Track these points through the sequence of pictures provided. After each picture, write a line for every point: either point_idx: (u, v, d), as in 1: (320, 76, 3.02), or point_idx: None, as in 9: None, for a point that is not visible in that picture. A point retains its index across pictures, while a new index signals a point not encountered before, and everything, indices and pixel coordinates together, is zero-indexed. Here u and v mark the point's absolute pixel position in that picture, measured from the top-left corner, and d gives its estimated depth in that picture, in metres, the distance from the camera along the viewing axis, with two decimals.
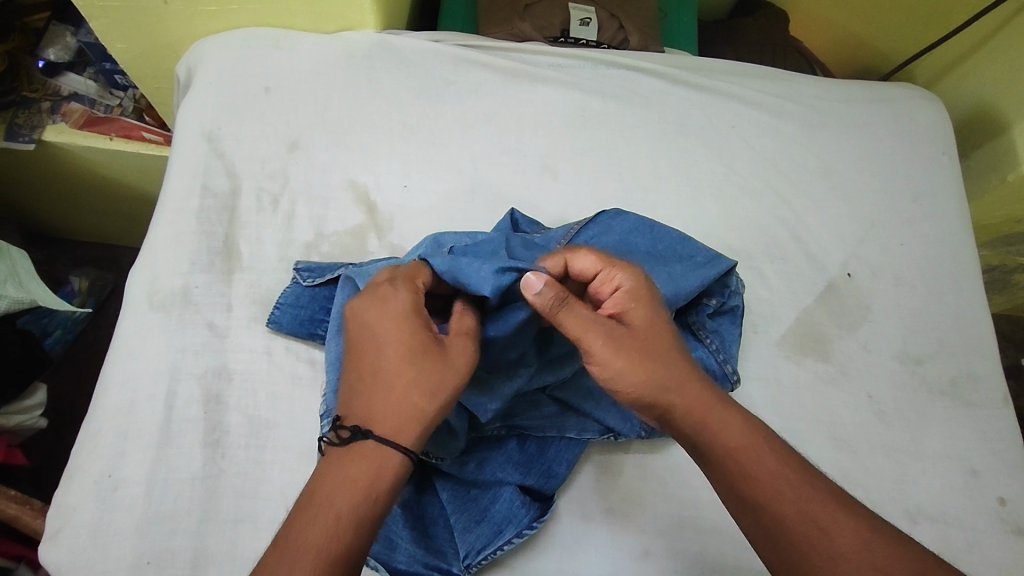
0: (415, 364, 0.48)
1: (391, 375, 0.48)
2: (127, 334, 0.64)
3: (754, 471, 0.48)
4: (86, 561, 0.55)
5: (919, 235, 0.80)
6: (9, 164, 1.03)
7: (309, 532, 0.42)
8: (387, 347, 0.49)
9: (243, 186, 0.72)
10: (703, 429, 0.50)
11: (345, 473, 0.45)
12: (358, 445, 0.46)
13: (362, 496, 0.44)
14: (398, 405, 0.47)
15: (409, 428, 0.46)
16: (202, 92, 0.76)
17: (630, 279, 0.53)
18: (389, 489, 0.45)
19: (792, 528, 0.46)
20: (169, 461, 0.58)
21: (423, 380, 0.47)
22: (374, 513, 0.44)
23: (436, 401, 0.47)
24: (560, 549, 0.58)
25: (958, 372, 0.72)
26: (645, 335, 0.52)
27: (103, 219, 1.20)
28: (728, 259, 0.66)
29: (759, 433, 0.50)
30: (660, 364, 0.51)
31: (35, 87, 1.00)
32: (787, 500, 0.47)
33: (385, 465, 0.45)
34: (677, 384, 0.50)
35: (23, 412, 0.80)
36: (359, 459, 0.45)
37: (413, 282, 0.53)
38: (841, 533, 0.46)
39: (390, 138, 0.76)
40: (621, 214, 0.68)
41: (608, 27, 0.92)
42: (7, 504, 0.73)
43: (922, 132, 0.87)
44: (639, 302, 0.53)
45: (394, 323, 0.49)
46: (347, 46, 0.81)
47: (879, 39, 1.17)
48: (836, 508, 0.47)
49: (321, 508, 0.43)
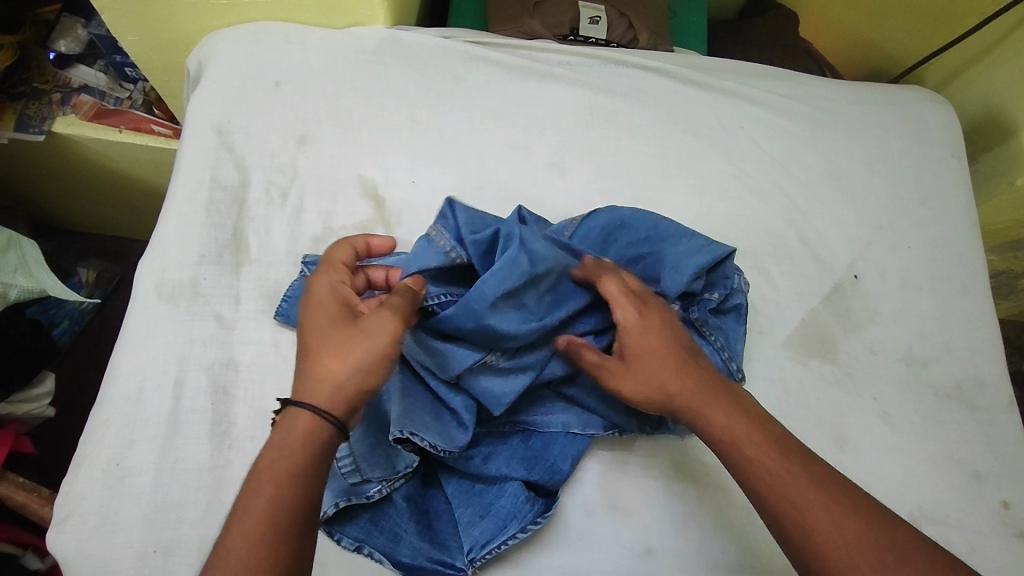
0: (331, 334, 0.50)
1: (307, 351, 0.50)
2: (135, 324, 0.64)
3: (739, 457, 0.50)
4: (92, 548, 0.55)
5: (926, 238, 0.80)
6: (19, 156, 1.04)
7: (249, 505, 0.43)
8: (307, 330, 0.52)
9: (252, 179, 0.72)
10: (702, 426, 0.52)
11: (277, 446, 0.46)
12: (288, 414, 0.47)
13: (293, 463, 0.45)
14: (320, 373, 0.48)
15: (331, 390, 0.48)
16: (212, 84, 0.77)
17: (625, 313, 0.57)
18: (321, 452, 0.46)
19: (786, 521, 0.47)
20: (177, 451, 0.59)
21: (339, 345, 0.49)
22: (310, 479, 0.45)
23: (351, 363, 0.49)
24: (563, 544, 0.59)
25: (964, 376, 0.72)
26: (651, 355, 0.55)
27: (111, 212, 1.21)
28: (722, 250, 0.66)
29: (764, 431, 0.51)
30: (666, 376, 0.54)
31: (46, 79, 1.01)
32: (785, 493, 0.47)
33: (315, 430, 0.46)
34: (680, 399, 0.53)
35: (33, 400, 0.81)
36: (291, 427, 0.46)
37: (340, 266, 0.59)
38: (813, 510, 0.46)
39: (398, 133, 0.77)
40: (620, 211, 0.68)
41: (618, 26, 0.92)
42: (15, 491, 0.73)
43: (931, 134, 0.87)
44: (648, 324, 0.56)
45: (311, 309, 0.53)
46: (357, 40, 0.81)
47: (889, 40, 1.16)
48: (809, 487, 0.47)
49: (258, 483, 0.44)
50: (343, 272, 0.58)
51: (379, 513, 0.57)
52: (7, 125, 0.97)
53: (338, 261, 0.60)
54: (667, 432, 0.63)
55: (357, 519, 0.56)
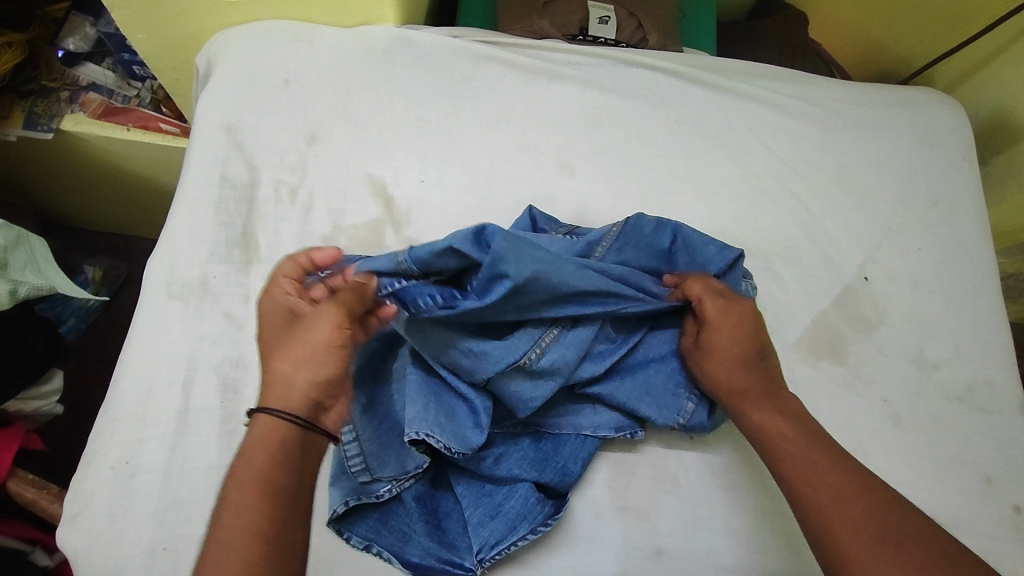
0: (280, 343, 0.52)
1: (267, 364, 0.51)
2: (145, 321, 0.64)
3: (772, 444, 0.55)
4: (102, 546, 0.55)
5: (937, 240, 0.79)
6: (28, 154, 1.04)
7: (223, 535, 0.43)
8: (267, 346, 0.53)
9: (262, 177, 0.72)
10: (739, 415, 0.58)
11: (234, 472, 0.45)
12: (251, 427, 0.48)
13: (255, 480, 0.45)
14: (273, 378, 0.49)
15: (285, 391, 0.49)
16: (222, 82, 0.77)
17: (712, 309, 0.61)
18: (284, 454, 0.46)
19: (797, 491, 0.51)
20: (186, 449, 0.59)
21: (287, 349, 0.50)
22: (275, 486, 0.45)
23: (299, 363, 0.50)
24: (572, 546, 0.58)
25: (975, 379, 0.72)
26: (721, 351, 0.60)
27: (119, 210, 1.21)
28: (728, 259, 0.67)
29: (797, 424, 0.55)
30: (727, 371, 0.59)
31: (55, 77, 1.01)
32: (801, 470, 0.52)
33: (272, 438, 0.47)
34: (738, 390, 0.58)
35: (42, 397, 0.80)
36: (252, 439, 0.47)
37: (284, 281, 0.57)
38: (825, 487, 0.50)
39: (408, 133, 0.77)
40: (643, 217, 0.67)
41: (627, 26, 0.92)
42: (25, 488, 0.73)
43: (941, 137, 0.86)
44: (724, 322, 0.60)
45: (271, 326, 0.54)
46: (366, 40, 0.81)
47: (898, 42, 1.16)
48: (828, 472, 0.51)
49: (224, 512, 0.44)
50: (296, 279, 0.57)
51: (387, 513, 0.56)
52: (16, 123, 0.98)
53: (281, 277, 0.57)
54: (693, 428, 0.63)
55: (366, 518, 0.56)
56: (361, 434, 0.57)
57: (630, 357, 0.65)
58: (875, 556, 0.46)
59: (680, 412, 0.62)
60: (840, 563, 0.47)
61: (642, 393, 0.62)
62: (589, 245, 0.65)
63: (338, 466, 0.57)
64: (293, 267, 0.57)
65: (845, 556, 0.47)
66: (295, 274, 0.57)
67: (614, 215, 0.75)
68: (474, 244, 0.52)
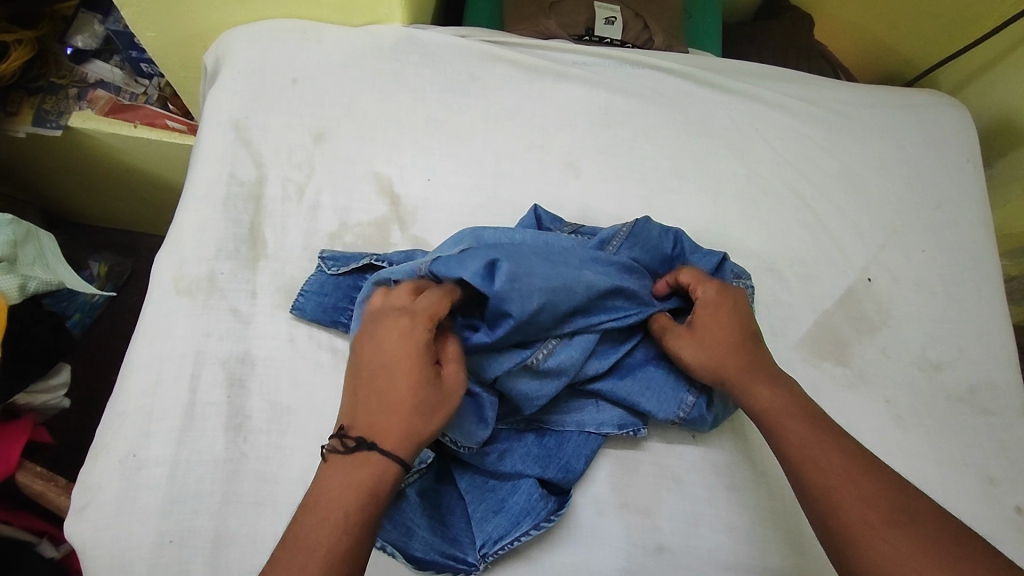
0: (417, 393, 0.50)
1: (394, 402, 0.49)
2: (153, 317, 0.65)
3: (777, 426, 0.55)
4: (109, 537, 0.56)
5: (941, 242, 0.79)
6: (36, 151, 1.05)
7: (296, 557, 0.43)
8: (397, 378, 0.50)
9: (269, 174, 0.73)
10: (744, 393, 0.58)
11: (324, 494, 0.46)
12: (359, 457, 0.47)
13: (345, 515, 0.45)
14: (400, 426, 0.49)
15: (407, 445, 0.48)
16: (231, 80, 0.77)
17: (710, 293, 0.63)
18: (377, 497, 0.46)
19: (802, 473, 0.51)
20: (193, 443, 0.59)
21: (426, 406, 0.49)
22: (358, 527, 0.45)
23: (432, 425, 0.50)
24: (575, 542, 0.59)
25: (978, 381, 0.72)
26: (714, 330, 0.61)
27: (126, 207, 1.22)
28: (720, 262, 0.68)
29: (798, 406, 0.56)
30: (719, 350, 0.60)
31: (63, 74, 1.03)
32: (806, 453, 0.52)
33: (366, 474, 0.47)
34: (732, 367, 0.59)
35: (49, 390, 0.80)
36: (358, 472, 0.47)
37: (433, 314, 0.53)
38: (830, 467, 0.51)
39: (414, 132, 0.77)
40: (650, 221, 0.69)
41: (633, 27, 0.92)
42: (32, 480, 0.74)
43: (945, 138, 0.87)
44: (719, 307, 0.62)
45: (404, 354, 0.51)
46: (374, 39, 0.82)
47: (903, 45, 1.16)
48: (833, 452, 0.52)
49: (304, 536, 0.44)
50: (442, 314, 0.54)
51: (393, 507, 0.56)
52: (25, 121, 0.99)
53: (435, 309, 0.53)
54: (694, 424, 0.63)
55: None
56: None
57: (629, 357, 0.66)
58: (882, 537, 0.46)
59: (680, 406, 0.62)
60: (847, 543, 0.47)
61: (644, 391, 0.63)
62: (601, 242, 0.67)
63: None
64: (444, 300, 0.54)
65: (853, 537, 0.47)
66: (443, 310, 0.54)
67: (619, 215, 0.76)
68: (485, 278, 0.55)
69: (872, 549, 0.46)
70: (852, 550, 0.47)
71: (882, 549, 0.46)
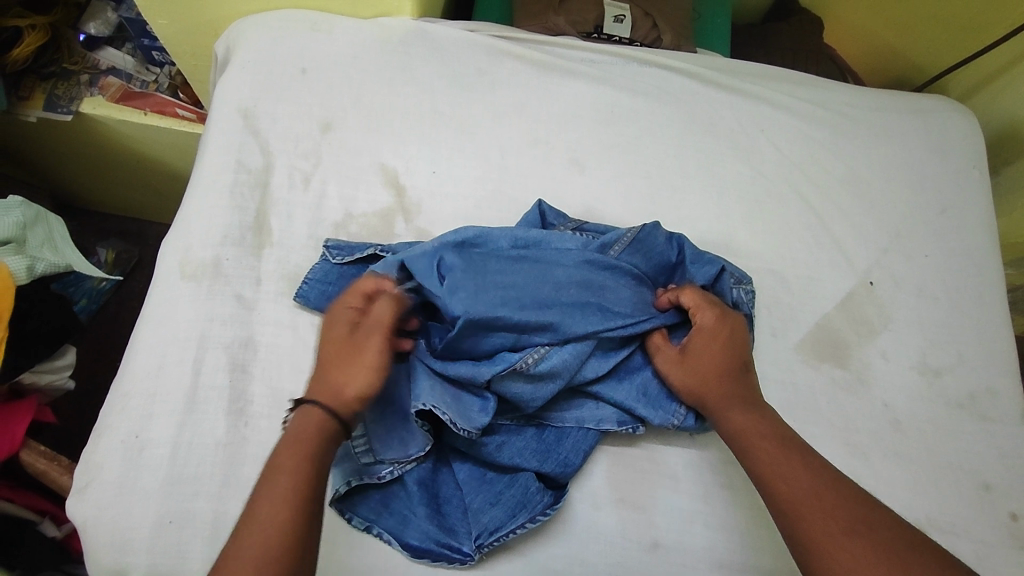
0: (337, 353, 0.55)
1: (321, 364, 0.55)
2: (158, 300, 0.66)
3: (748, 445, 0.56)
4: (110, 516, 0.56)
5: (944, 248, 0.79)
6: (47, 135, 1.06)
7: (257, 526, 0.45)
8: (325, 346, 0.56)
9: (276, 163, 0.74)
10: (719, 418, 0.59)
11: (271, 469, 0.48)
12: (294, 410, 0.53)
13: (296, 477, 0.48)
14: (328, 383, 0.54)
15: (329, 395, 0.53)
16: (240, 69, 0.78)
17: (711, 320, 0.63)
18: (323, 446, 0.50)
19: (771, 488, 0.53)
20: (195, 426, 0.60)
21: (342, 361, 0.55)
22: (311, 486, 0.48)
23: (355, 375, 0.54)
24: (570, 536, 0.59)
25: (977, 387, 0.72)
26: (706, 357, 0.61)
27: (134, 195, 1.23)
28: (722, 270, 0.68)
29: (774, 428, 0.57)
30: (707, 373, 0.61)
31: (76, 60, 1.03)
32: (775, 469, 0.53)
33: (311, 439, 0.50)
34: (719, 393, 0.59)
35: (55, 371, 0.81)
36: (290, 422, 0.52)
37: (359, 296, 0.59)
38: (795, 482, 0.52)
39: (421, 124, 0.78)
40: (657, 227, 0.69)
41: (642, 26, 0.92)
42: (37, 459, 0.75)
43: (952, 145, 0.86)
44: (716, 334, 0.62)
45: (331, 328, 0.57)
46: (384, 31, 0.82)
47: (913, 49, 1.15)
48: (800, 466, 0.53)
49: (261, 507, 0.46)
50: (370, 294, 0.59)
51: (389, 495, 0.58)
52: (37, 105, 0.99)
53: (359, 292, 0.59)
54: (692, 428, 0.63)
55: (368, 498, 0.58)
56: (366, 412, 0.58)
57: (628, 361, 0.66)
58: (846, 551, 0.48)
59: (675, 414, 0.63)
60: (812, 556, 0.48)
61: (644, 394, 0.64)
62: (604, 245, 0.68)
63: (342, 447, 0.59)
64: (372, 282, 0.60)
65: (818, 552, 0.48)
66: (370, 289, 0.59)
67: (623, 212, 0.76)
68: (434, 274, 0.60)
69: (835, 564, 0.47)
70: (816, 564, 0.48)
71: (843, 561, 0.47)
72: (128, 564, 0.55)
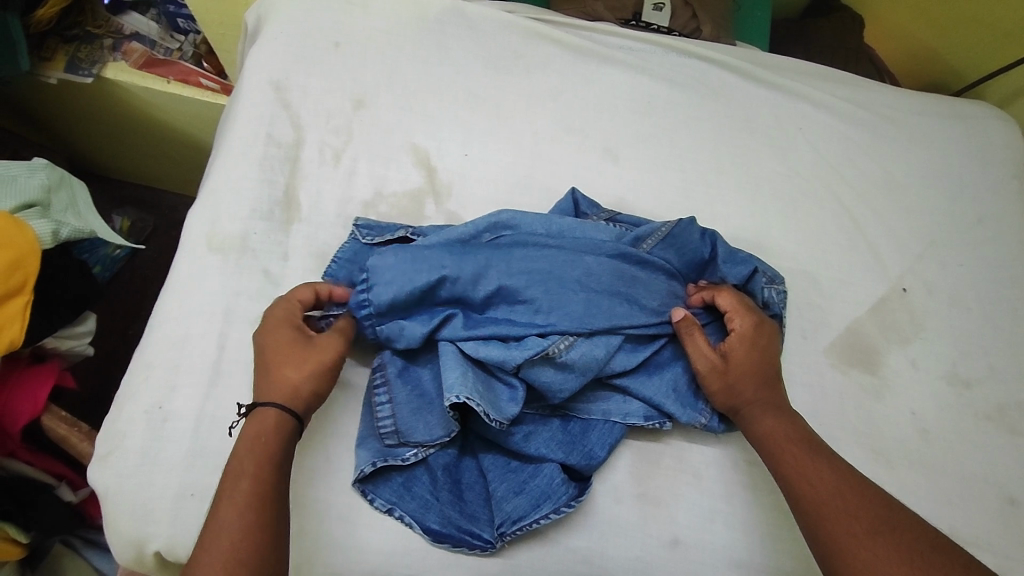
0: (288, 351, 0.55)
1: (272, 369, 0.54)
2: (182, 271, 0.64)
3: (774, 450, 0.56)
4: (131, 485, 0.56)
5: (979, 257, 0.78)
6: (66, 99, 1.05)
7: (223, 535, 0.45)
8: (269, 355, 0.55)
9: (307, 138, 0.72)
10: (750, 421, 0.58)
11: (234, 474, 0.48)
12: (253, 414, 0.52)
13: (259, 481, 0.48)
14: (286, 384, 0.53)
15: (291, 395, 0.53)
16: (273, 39, 0.76)
17: (746, 326, 0.62)
18: (280, 450, 0.50)
19: (795, 490, 0.53)
20: (219, 399, 0.60)
21: (297, 359, 0.55)
22: (275, 490, 0.48)
23: (308, 370, 0.54)
24: (592, 530, 0.59)
25: (1006, 400, 0.71)
26: (746, 364, 0.60)
27: (152, 164, 1.22)
28: (755, 269, 0.67)
29: (801, 433, 0.57)
30: (744, 379, 0.60)
31: (99, 24, 1.02)
32: (800, 471, 0.53)
33: (271, 441, 0.50)
34: (756, 401, 0.59)
35: (76, 337, 0.80)
36: (251, 426, 0.51)
37: (295, 303, 0.58)
38: (820, 484, 0.52)
39: (455, 106, 0.76)
40: (692, 223, 0.67)
41: (681, 15, 0.91)
42: (57, 424, 0.75)
43: (992, 153, 0.85)
44: (752, 340, 0.62)
45: (268, 334, 0.56)
46: (420, 8, 0.81)
47: (952, 53, 1.12)
48: (823, 468, 0.53)
49: (219, 512, 0.46)
50: (303, 300, 0.59)
51: (412, 479, 0.57)
52: (58, 67, 0.98)
53: (296, 298, 0.59)
54: (714, 427, 0.63)
55: (390, 481, 0.57)
56: (395, 396, 0.58)
57: (655, 356, 0.65)
58: (868, 551, 0.47)
59: (702, 413, 0.62)
60: (836, 558, 0.48)
61: (675, 394, 0.62)
62: (636, 238, 0.66)
63: (367, 426, 0.58)
64: (306, 290, 0.59)
65: (841, 551, 0.48)
66: (307, 297, 0.59)
67: (657, 205, 0.74)
68: (455, 254, 0.60)
69: (856, 561, 0.47)
70: (840, 562, 0.48)
71: (866, 562, 0.47)
72: (147, 535, 0.55)
